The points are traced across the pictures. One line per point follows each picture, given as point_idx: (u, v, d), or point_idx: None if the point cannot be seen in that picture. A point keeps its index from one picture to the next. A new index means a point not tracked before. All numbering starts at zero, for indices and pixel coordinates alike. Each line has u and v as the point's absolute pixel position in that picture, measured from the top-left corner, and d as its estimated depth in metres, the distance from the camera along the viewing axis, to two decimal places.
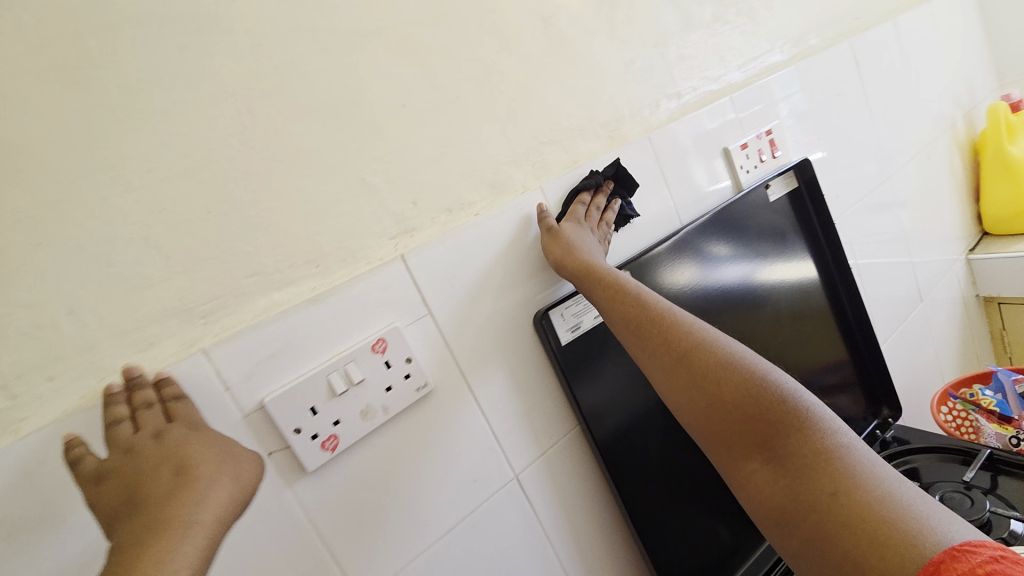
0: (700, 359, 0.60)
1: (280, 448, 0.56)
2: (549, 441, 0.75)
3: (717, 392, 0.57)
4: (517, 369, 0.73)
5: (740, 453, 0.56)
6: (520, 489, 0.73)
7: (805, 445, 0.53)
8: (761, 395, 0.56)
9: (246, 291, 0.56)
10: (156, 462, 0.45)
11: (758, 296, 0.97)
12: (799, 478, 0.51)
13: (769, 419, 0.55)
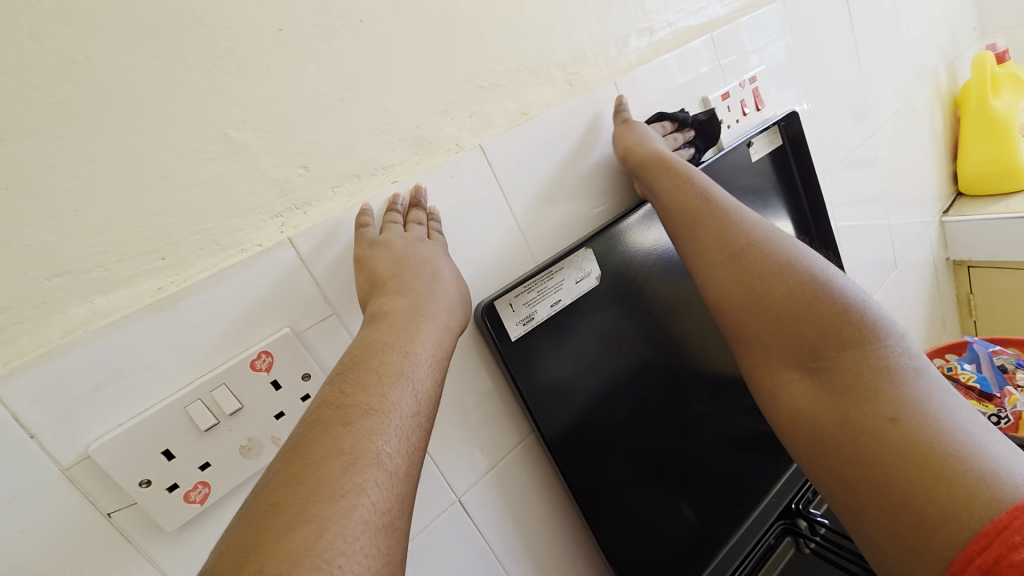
0: (755, 266, 0.55)
1: (126, 505, 0.41)
2: (498, 452, 0.64)
3: (765, 297, 0.54)
4: (455, 373, 0.60)
5: (778, 362, 0.53)
6: (465, 512, 0.61)
7: (864, 364, 0.47)
8: (824, 308, 0.51)
9: (49, 299, 0.39)
10: (362, 394, 0.37)
11: None
12: (846, 397, 0.47)
13: (826, 333, 0.50)
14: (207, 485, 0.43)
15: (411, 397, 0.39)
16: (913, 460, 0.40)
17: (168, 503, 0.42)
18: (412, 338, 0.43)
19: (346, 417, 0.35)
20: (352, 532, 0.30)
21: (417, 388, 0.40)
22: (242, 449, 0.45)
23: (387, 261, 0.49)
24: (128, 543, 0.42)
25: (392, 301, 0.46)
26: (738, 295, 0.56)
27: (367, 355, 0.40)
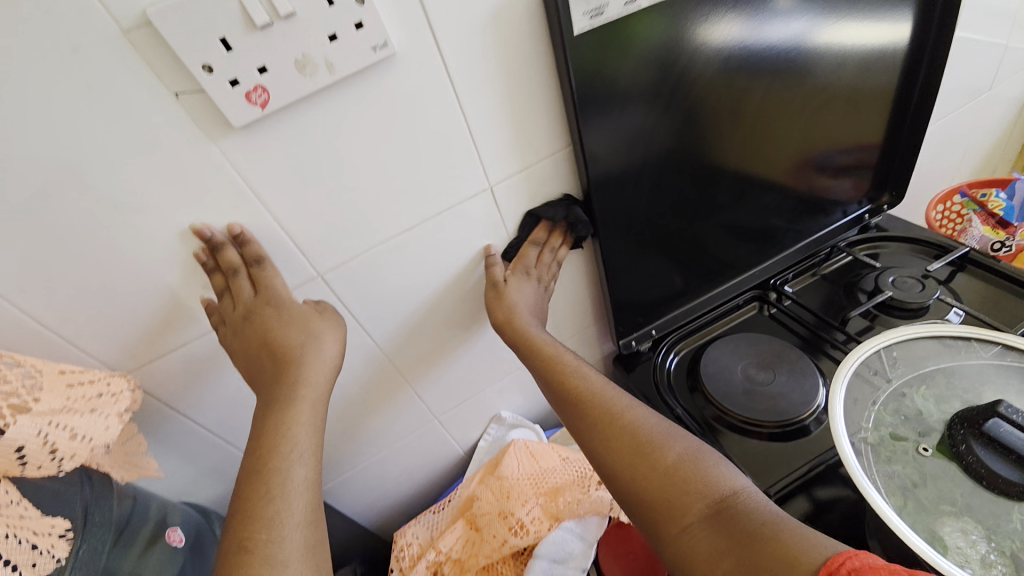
0: (626, 424, 0.52)
1: (192, 90, 0.42)
2: (536, 155, 0.62)
3: (641, 454, 0.49)
4: (512, 52, 0.53)
5: (665, 513, 0.45)
6: (494, 200, 0.63)
7: (728, 495, 0.44)
8: (692, 464, 0.47)
9: None
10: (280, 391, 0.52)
11: (804, 63, 0.75)
12: (738, 545, 0.40)
13: (695, 486, 0.45)
14: (266, 92, 0.43)
15: (321, 379, 0.54)
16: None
17: (232, 99, 0.42)
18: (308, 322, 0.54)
19: (282, 386, 0.52)
20: (302, 469, 0.49)
21: (325, 370, 0.54)
22: (297, 64, 0.43)
23: (246, 322, 0.53)
24: (197, 128, 0.43)
25: (263, 331, 0.53)
26: (628, 463, 0.49)
27: (265, 341, 0.53)
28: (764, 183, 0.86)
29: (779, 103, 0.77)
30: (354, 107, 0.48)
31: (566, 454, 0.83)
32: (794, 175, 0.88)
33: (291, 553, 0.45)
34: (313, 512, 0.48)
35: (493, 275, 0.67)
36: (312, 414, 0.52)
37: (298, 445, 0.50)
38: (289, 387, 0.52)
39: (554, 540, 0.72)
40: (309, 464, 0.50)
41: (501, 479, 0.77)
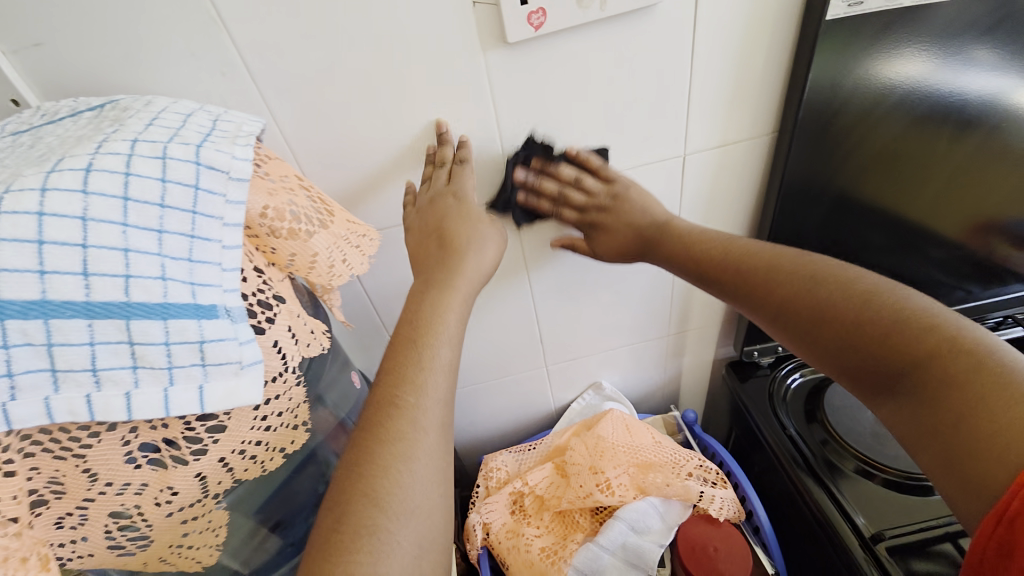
0: (810, 282, 0.46)
1: (487, 3, 0.47)
2: (738, 134, 0.62)
3: (826, 317, 0.44)
4: (758, 27, 0.54)
5: (860, 377, 0.42)
6: (682, 169, 0.63)
7: (930, 349, 0.38)
8: (881, 322, 0.41)
9: None
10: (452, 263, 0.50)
11: (999, 121, 0.67)
12: (940, 406, 0.36)
13: (891, 349, 0.40)
14: (544, 15, 0.47)
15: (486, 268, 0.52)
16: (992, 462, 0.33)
17: (517, 16, 0.47)
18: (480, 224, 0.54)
19: (445, 268, 0.50)
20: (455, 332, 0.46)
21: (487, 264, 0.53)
22: None
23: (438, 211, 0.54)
24: (477, 37, 0.48)
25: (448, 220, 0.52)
26: (808, 324, 0.45)
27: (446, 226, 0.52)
28: (934, 239, 0.78)
29: (964, 157, 0.69)
30: (609, 48, 0.51)
31: (658, 437, 0.84)
32: (975, 237, 0.80)
33: (430, 423, 0.41)
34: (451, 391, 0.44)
35: (578, 157, 0.58)
36: (467, 298, 0.49)
37: (454, 317, 0.47)
38: (458, 265, 0.50)
39: (637, 509, 0.73)
40: (454, 346, 0.46)
41: (598, 438, 0.80)
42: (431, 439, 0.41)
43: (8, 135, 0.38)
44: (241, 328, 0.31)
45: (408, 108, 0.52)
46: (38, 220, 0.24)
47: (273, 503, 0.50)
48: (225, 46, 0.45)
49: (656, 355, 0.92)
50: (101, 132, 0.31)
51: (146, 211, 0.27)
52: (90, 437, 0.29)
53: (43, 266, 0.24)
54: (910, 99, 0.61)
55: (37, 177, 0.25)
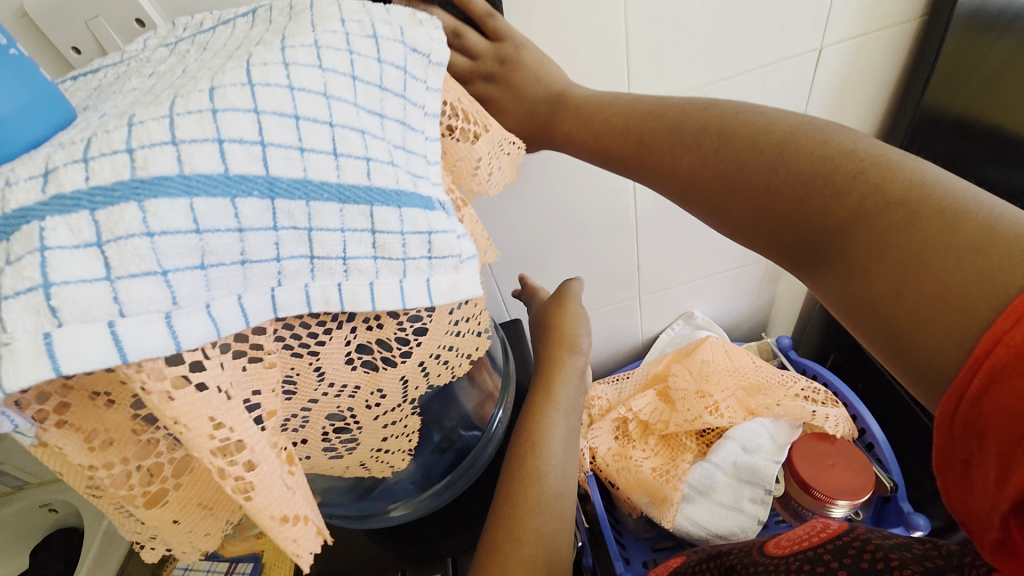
0: (733, 143, 0.38)
1: None
2: (881, 21, 0.56)
3: (750, 181, 0.37)
4: None
5: (785, 244, 0.37)
6: (815, 65, 0.58)
7: (864, 201, 0.32)
8: (803, 176, 0.35)
9: None
10: (554, 361, 0.54)
11: None
12: (876, 270, 0.31)
13: (816, 219, 0.34)
14: None
15: (585, 354, 0.56)
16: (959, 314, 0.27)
17: None
18: (568, 312, 0.57)
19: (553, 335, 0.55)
20: (565, 421, 0.51)
21: (586, 349, 0.56)
22: None
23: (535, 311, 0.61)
24: None
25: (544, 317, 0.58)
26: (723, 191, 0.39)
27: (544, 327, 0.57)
28: None
29: None
30: None
31: (758, 361, 0.83)
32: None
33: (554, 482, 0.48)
34: (566, 450, 0.50)
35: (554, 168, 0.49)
36: (578, 368, 0.54)
37: (567, 391, 0.53)
38: (562, 332, 0.55)
39: (748, 428, 0.73)
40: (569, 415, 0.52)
41: (702, 363, 0.79)
42: (553, 492, 0.48)
43: (161, 50, 0.36)
44: (451, 220, 0.29)
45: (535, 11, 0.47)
46: (291, 94, 0.22)
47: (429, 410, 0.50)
48: None
49: (750, 281, 0.89)
50: (290, 19, 0.29)
51: (370, 92, 0.26)
52: (323, 332, 0.29)
53: (303, 143, 0.22)
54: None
55: (274, 50, 0.23)
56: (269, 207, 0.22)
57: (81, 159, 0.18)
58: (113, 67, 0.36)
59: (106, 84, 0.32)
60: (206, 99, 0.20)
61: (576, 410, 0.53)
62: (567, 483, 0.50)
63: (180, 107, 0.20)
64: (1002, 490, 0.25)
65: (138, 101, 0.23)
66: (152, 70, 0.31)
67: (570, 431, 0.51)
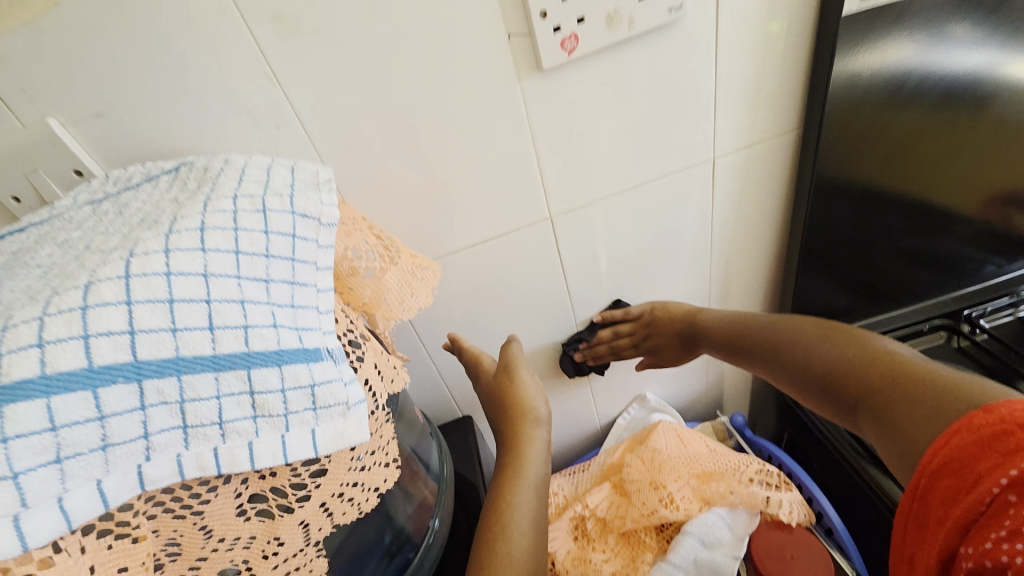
0: (785, 336, 0.51)
1: (521, 34, 0.48)
2: (763, 134, 0.63)
3: (803, 354, 0.48)
4: (768, 42, 0.56)
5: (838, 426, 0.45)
6: (712, 174, 0.65)
7: (868, 379, 0.41)
8: (823, 363, 0.45)
9: None
10: (516, 430, 0.52)
11: (1003, 86, 0.65)
12: (888, 430, 0.37)
13: (842, 392, 0.43)
14: (577, 40, 0.48)
15: (546, 421, 0.54)
16: (859, 366, 0.42)
17: (551, 42, 0.47)
18: (518, 378, 0.55)
19: (510, 416, 0.53)
20: (535, 495, 0.47)
21: (546, 414, 0.54)
22: (608, 18, 0.48)
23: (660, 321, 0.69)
24: (514, 68, 0.50)
25: (496, 385, 0.56)
26: (789, 368, 0.49)
27: (499, 394, 0.56)
28: (953, 218, 0.77)
29: (960, 141, 0.69)
30: (642, 68, 0.53)
31: (713, 445, 0.82)
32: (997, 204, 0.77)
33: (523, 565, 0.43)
34: (539, 509, 0.47)
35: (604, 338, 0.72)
36: (542, 434, 0.53)
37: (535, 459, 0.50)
38: (516, 403, 0.54)
39: (705, 522, 0.71)
40: (539, 488, 0.49)
41: (654, 452, 0.79)
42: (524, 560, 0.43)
43: (88, 206, 0.39)
44: (341, 367, 0.31)
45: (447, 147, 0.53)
46: (167, 279, 0.25)
47: (343, 552, 0.45)
48: (280, 100, 0.46)
49: (696, 360, 0.92)
50: (193, 193, 0.33)
51: (254, 261, 0.28)
52: (207, 492, 0.29)
53: (175, 323, 0.24)
54: (934, 76, 0.62)
55: (159, 239, 0.26)
56: (135, 390, 0.23)
57: None
58: (38, 226, 0.38)
59: (24, 248, 0.36)
60: (79, 298, 0.23)
61: (542, 485, 0.49)
62: (541, 555, 0.45)
63: (54, 308, 0.23)
64: (946, 544, 0.30)
65: (31, 291, 0.26)
66: (67, 236, 0.34)
67: (541, 505, 0.48)
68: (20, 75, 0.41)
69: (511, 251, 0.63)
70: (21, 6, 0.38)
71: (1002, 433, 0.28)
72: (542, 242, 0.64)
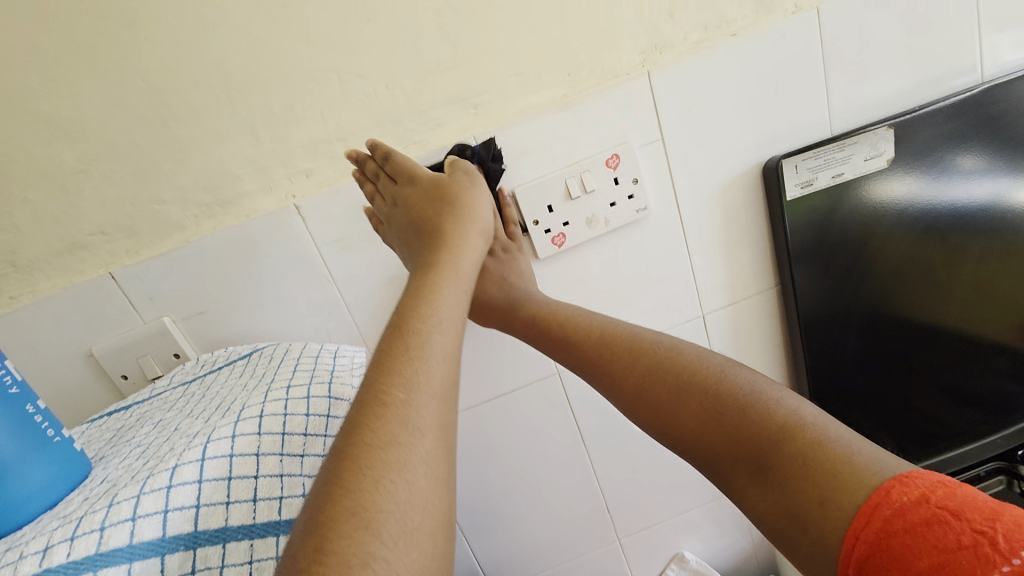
0: (662, 366, 0.47)
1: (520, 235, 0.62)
2: (743, 291, 0.72)
3: (688, 389, 0.45)
4: (724, 221, 0.67)
5: (721, 466, 0.42)
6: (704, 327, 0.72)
7: (774, 426, 0.39)
8: (712, 400, 0.43)
9: (509, 90, 0.57)
10: (379, 379, 0.36)
11: (999, 223, 0.69)
12: (789, 483, 0.37)
13: (739, 438, 0.41)
14: (564, 237, 0.61)
15: (428, 360, 0.38)
16: (753, 412, 0.41)
17: (543, 240, 0.61)
18: (427, 278, 0.45)
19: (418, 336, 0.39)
20: (386, 496, 0.31)
21: (429, 355, 0.38)
22: (588, 221, 0.61)
23: (421, 191, 0.54)
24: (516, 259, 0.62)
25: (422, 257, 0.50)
26: (669, 402, 0.45)
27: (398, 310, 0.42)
28: (992, 347, 0.74)
29: (978, 268, 0.71)
30: (623, 250, 0.65)
31: None
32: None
33: None
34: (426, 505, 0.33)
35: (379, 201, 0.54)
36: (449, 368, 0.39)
37: (433, 403, 0.37)
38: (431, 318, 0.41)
39: None
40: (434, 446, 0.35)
41: None
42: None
43: (179, 386, 0.49)
44: None
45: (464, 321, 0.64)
46: (229, 460, 0.33)
47: None
48: (333, 294, 0.59)
49: (735, 514, 0.86)
50: (259, 381, 0.42)
51: (294, 441, 0.36)
52: None
53: (230, 497, 0.32)
54: (922, 209, 0.67)
55: (230, 426, 0.35)
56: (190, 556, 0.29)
57: (71, 535, 0.28)
58: (140, 404, 0.49)
59: (128, 424, 0.46)
60: (166, 478, 0.31)
61: (413, 469, 0.33)
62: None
63: (148, 486, 0.30)
64: None
65: (130, 471, 0.34)
66: (162, 417, 0.43)
67: (401, 508, 0.31)
68: (148, 288, 0.56)
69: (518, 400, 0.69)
70: (160, 242, 0.55)
71: (936, 522, 0.30)
72: (552, 395, 0.70)
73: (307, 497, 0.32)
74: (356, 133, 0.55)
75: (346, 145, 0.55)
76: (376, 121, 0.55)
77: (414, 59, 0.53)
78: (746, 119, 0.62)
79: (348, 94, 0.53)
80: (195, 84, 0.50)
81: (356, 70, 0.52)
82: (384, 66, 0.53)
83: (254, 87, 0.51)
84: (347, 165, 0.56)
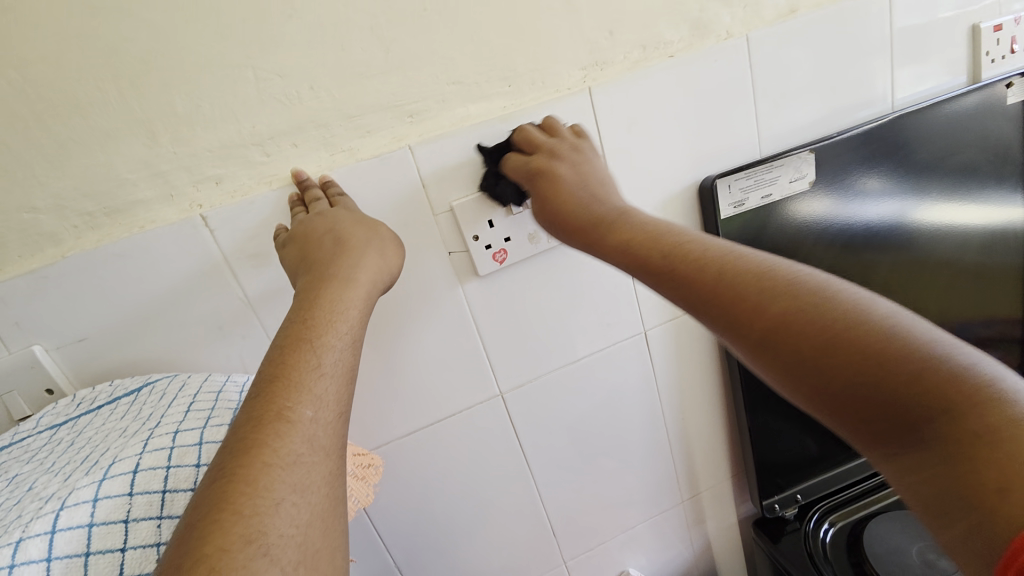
0: (799, 295, 0.34)
1: (460, 251, 0.58)
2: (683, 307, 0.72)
3: (829, 329, 0.32)
4: None
5: (855, 431, 0.31)
6: (647, 343, 0.72)
7: (953, 389, 0.28)
8: (869, 339, 0.31)
9: (447, 98, 0.54)
10: (281, 396, 0.33)
11: (903, 241, 0.75)
12: (963, 466, 0.27)
13: (897, 397, 0.29)
14: (506, 253, 0.59)
15: (331, 377, 0.36)
16: (927, 368, 0.29)
17: (485, 256, 0.58)
18: (341, 292, 0.41)
19: (297, 356, 0.36)
20: (285, 519, 0.29)
21: (332, 371, 0.36)
22: (530, 236, 0.60)
23: (347, 215, 0.48)
24: (455, 276, 0.59)
25: (306, 285, 0.42)
26: (800, 343, 0.33)
27: (299, 322, 0.38)
28: None
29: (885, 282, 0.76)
30: (566, 266, 0.63)
31: None
32: None
33: None
34: (311, 547, 0.29)
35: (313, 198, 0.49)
36: (336, 392, 0.35)
37: (316, 432, 0.33)
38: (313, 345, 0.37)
39: None
40: (317, 478, 0.31)
41: None
42: None
43: (46, 431, 0.42)
44: None
45: (403, 343, 0.60)
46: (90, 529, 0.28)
47: None
48: (249, 315, 0.53)
49: (679, 525, 0.87)
50: (142, 424, 0.36)
51: (176, 500, 0.31)
52: None
53: None
54: (841, 226, 0.72)
55: (91, 486, 0.30)
56: None
57: None
58: None
59: None
60: (6, 555, 0.26)
61: (315, 491, 0.30)
62: None
63: None
64: None
65: None
66: (18, 472, 0.36)
67: (300, 534, 0.29)
68: (15, 311, 0.47)
69: (460, 423, 0.66)
70: (31, 257, 0.47)
71: None
72: (495, 416, 0.67)
73: (179, 525, 0.28)
74: (276, 138, 0.50)
75: (264, 150, 0.50)
76: (298, 125, 0.50)
77: (342, 60, 0.49)
78: (683, 138, 0.64)
79: (266, 95, 0.48)
80: (76, 74, 0.43)
81: (277, 69, 0.47)
82: (307, 65, 0.48)
83: (150, 80, 0.45)
84: (267, 172, 0.51)
